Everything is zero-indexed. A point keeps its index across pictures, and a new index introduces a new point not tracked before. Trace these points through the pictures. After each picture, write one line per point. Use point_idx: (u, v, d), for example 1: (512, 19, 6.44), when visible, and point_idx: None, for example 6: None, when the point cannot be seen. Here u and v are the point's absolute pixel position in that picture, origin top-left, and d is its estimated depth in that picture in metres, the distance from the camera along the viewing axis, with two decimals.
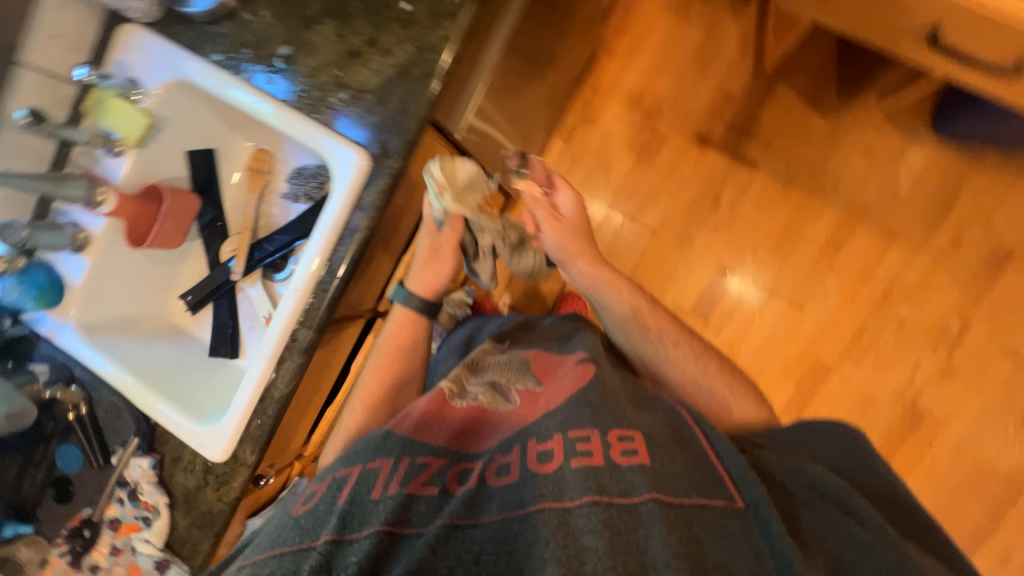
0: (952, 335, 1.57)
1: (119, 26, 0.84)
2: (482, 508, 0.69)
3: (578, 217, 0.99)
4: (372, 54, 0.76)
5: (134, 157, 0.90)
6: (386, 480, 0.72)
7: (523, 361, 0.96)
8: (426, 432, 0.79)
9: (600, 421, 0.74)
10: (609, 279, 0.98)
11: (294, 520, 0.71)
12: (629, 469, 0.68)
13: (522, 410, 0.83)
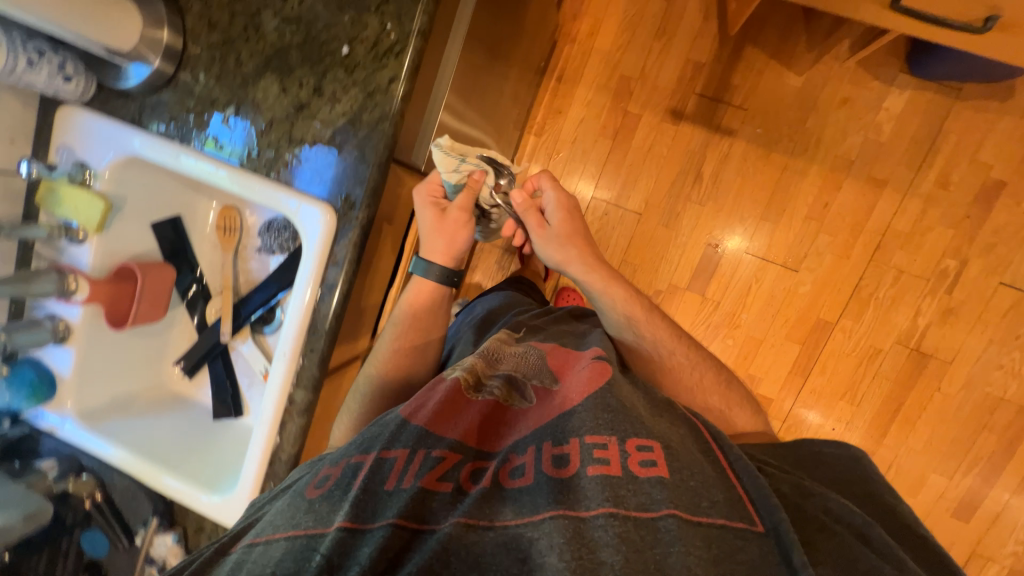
0: (951, 277, 1.55)
1: (57, 110, 0.81)
2: (500, 507, 0.64)
3: (566, 218, 0.96)
4: (319, 105, 0.73)
5: (98, 240, 0.87)
6: (402, 471, 0.67)
7: (539, 356, 0.87)
8: (443, 424, 0.73)
9: (619, 426, 0.67)
10: (603, 284, 0.97)
11: (307, 503, 0.67)
12: (649, 483, 0.62)
13: (537, 413, 0.76)
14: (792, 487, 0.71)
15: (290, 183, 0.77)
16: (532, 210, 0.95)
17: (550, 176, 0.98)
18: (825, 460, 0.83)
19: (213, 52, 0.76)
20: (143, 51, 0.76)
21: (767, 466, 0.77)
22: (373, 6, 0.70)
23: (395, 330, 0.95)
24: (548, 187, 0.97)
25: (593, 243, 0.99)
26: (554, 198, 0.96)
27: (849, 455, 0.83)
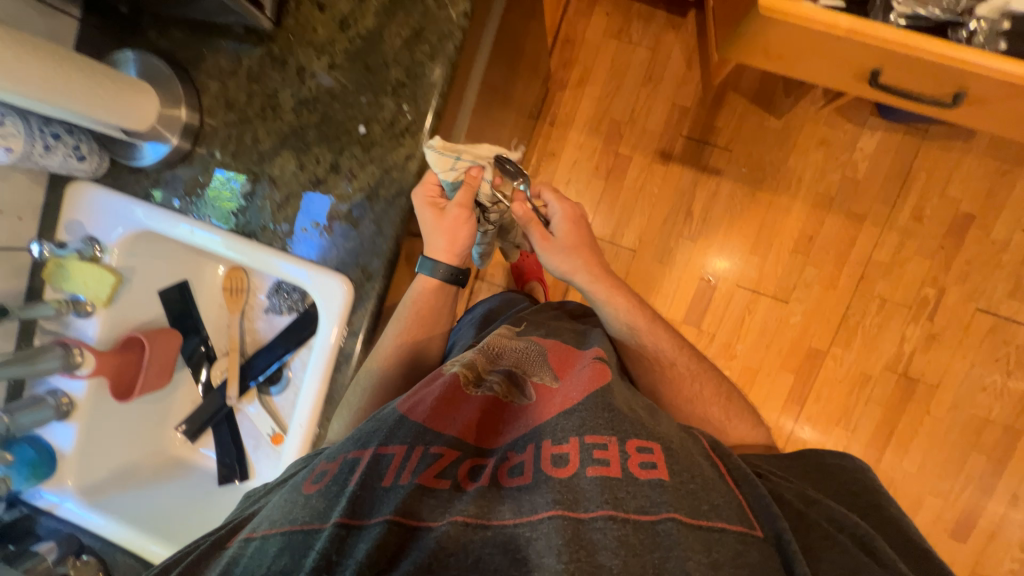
0: (932, 304, 1.63)
1: (68, 186, 0.81)
2: (496, 504, 0.64)
3: (574, 228, 0.98)
4: (336, 180, 0.75)
5: (105, 312, 0.86)
6: (399, 467, 0.67)
7: (540, 350, 0.86)
8: (441, 420, 0.73)
9: (619, 427, 0.69)
10: (605, 294, 1.00)
11: (305, 498, 0.67)
12: (648, 485, 0.63)
13: (535, 408, 0.76)
14: (800, 497, 0.74)
15: (307, 255, 0.78)
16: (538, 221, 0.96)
17: (555, 188, 0.96)
18: (828, 467, 0.85)
19: (229, 129, 0.78)
20: (160, 128, 0.77)
21: (767, 473, 0.79)
22: (390, 87, 0.73)
23: (397, 325, 0.79)
24: (552, 199, 0.97)
25: (598, 252, 1.01)
26: (560, 210, 0.97)
27: (854, 466, 0.84)
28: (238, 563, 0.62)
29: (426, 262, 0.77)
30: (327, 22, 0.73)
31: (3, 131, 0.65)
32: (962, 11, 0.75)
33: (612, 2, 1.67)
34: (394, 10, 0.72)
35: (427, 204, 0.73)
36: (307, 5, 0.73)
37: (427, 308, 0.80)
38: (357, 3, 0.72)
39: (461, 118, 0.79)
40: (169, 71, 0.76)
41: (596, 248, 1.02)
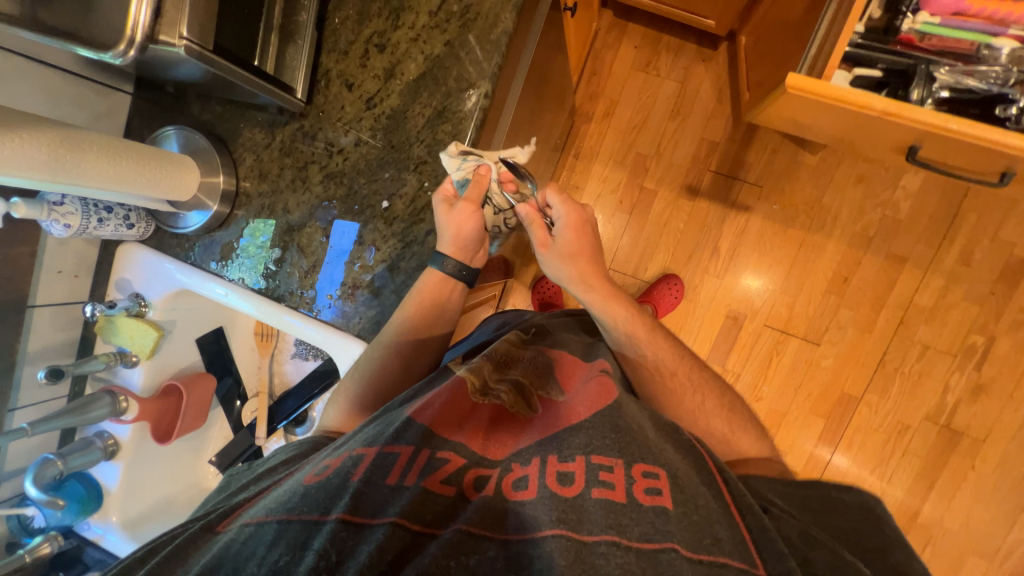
0: (979, 353, 1.53)
1: (117, 248, 0.88)
2: (503, 520, 0.57)
3: (577, 238, 0.81)
4: (358, 251, 0.78)
5: (147, 362, 0.93)
6: (406, 467, 0.61)
7: (546, 362, 0.81)
8: (444, 424, 0.67)
9: (627, 450, 0.61)
10: (604, 305, 0.84)
11: (303, 488, 0.59)
12: (653, 513, 0.56)
13: (541, 421, 0.70)
14: (800, 536, 0.60)
15: (332, 322, 0.82)
16: (538, 223, 0.80)
17: (560, 190, 0.79)
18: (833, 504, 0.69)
19: (262, 198, 0.82)
20: (200, 195, 0.81)
21: (772, 506, 0.67)
22: (413, 164, 0.75)
23: (402, 313, 0.75)
24: (557, 201, 0.80)
25: (601, 260, 0.86)
26: (564, 215, 0.80)
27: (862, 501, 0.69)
28: (224, 558, 0.53)
29: (435, 251, 0.74)
30: (355, 100, 0.76)
31: (63, 210, 0.72)
32: (1012, 84, 0.71)
33: (640, 34, 1.65)
34: (419, 88, 0.73)
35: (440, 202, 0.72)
36: (337, 83, 0.76)
37: (433, 303, 0.76)
38: (383, 82, 0.74)
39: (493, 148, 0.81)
40: (206, 143, 0.80)
41: (600, 256, 0.86)
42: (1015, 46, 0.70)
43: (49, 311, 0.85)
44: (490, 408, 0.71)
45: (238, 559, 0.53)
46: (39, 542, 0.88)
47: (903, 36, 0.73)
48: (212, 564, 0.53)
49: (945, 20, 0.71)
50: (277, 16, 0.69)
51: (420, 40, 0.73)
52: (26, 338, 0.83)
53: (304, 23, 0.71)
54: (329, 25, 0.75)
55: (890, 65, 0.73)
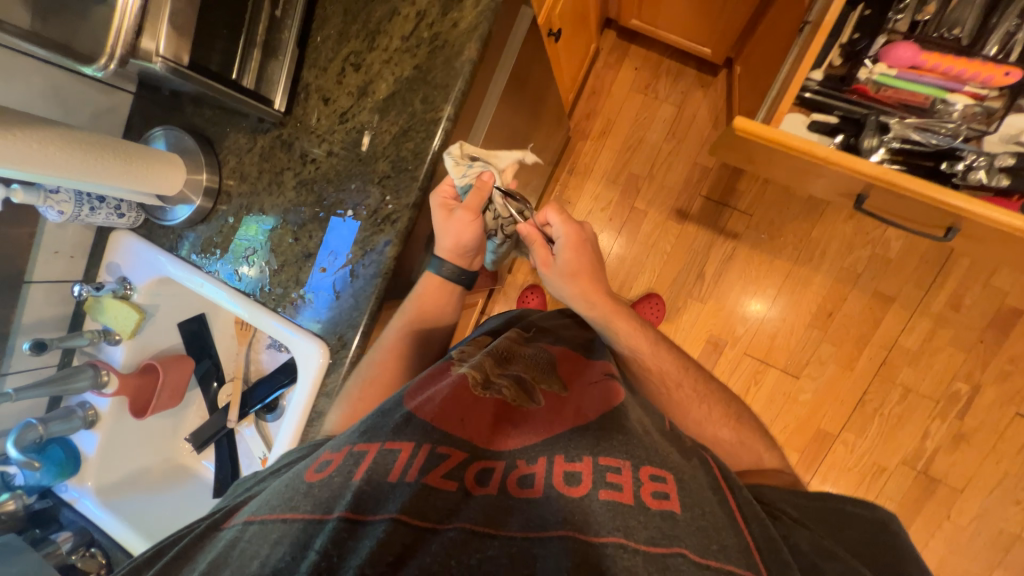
0: (962, 401, 1.51)
1: (109, 234, 0.94)
2: (510, 518, 0.58)
3: (577, 257, 0.84)
4: (322, 255, 0.83)
5: (130, 341, 1.00)
6: (407, 463, 0.62)
7: (549, 360, 0.87)
8: (449, 420, 0.69)
9: (635, 451, 0.65)
10: (607, 319, 0.88)
11: (304, 486, 0.60)
12: (662, 517, 0.57)
13: (548, 414, 0.74)
14: (810, 548, 0.61)
15: (293, 319, 0.87)
16: (539, 244, 0.84)
17: (560, 209, 0.82)
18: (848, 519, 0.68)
19: (241, 198, 0.88)
20: (186, 192, 0.87)
21: (783, 516, 0.67)
22: (377, 177, 0.79)
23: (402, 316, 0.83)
24: (557, 221, 0.83)
25: (604, 276, 0.88)
26: (564, 234, 0.82)
27: (876, 518, 0.69)
28: (228, 558, 0.55)
29: (434, 259, 0.83)
30: (330, 113, 0.81)
31: (58, 198, 0.79)
32: (965, 138, 0.71)
33: (642, 57, 1.68)
34: (388, 107, 0.78)
35: (440, 205, 0.79)
36: (315, 97, 0.81)
37: (431, 303, 0.84)
38: (356, 99, 0.79)
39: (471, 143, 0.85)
40: (194, 145, 0.86)
41: (602, 272, 0.89)
42: (971, 103, 0.71)
43: (43, 288, 0.92)
44: (492, 402, 0.74)
45: (242, 557, 0.55)
46: (6, 499, 0.95)
47: (858, 85, 0.74)
48: (216, 563, 0.54)
49: (902, 73, 0.72)
50: (261, 33, 0.74)
51: (391, 62, 0.77)
52: (21, 310, 0.90)
53: (286, 41, 0.77)
54: (311, 42, 0.81)
55: (845, 113, 0.75)
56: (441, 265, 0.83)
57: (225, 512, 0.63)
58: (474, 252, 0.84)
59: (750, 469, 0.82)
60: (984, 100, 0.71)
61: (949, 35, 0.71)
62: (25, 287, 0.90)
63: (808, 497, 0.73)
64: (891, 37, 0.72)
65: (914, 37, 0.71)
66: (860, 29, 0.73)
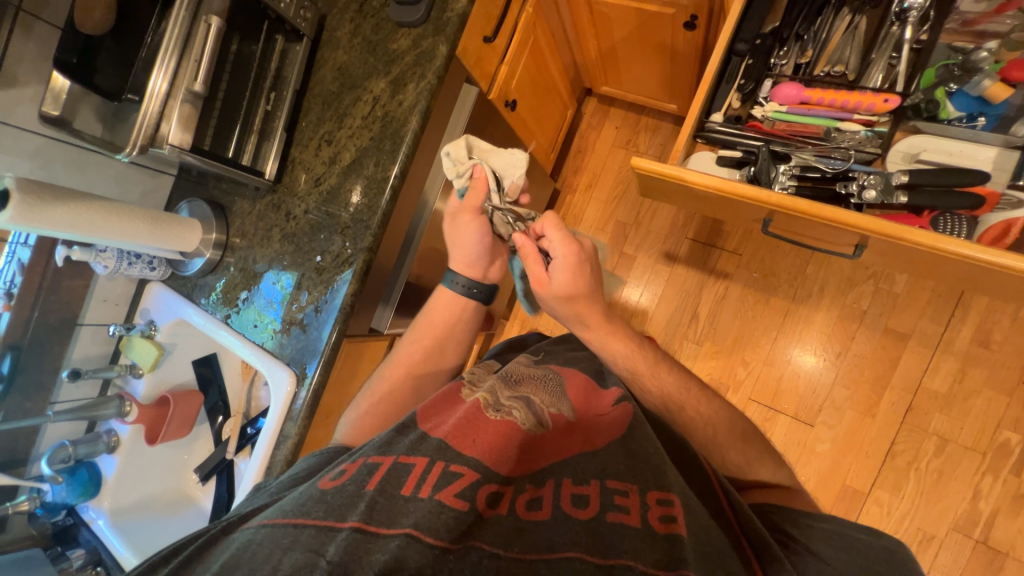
0: (1014, 454, 1.31)
1: (147, 285, 1.15)
2: (518, 541, 0.56)
3: (572, 278, 0.79)
4: (298, 295, 0.98)
5: (150, 375, 1.18)
6: (421, 478, 0.59)
7: (559, 386, 0.83)
8: (462, 438, 0.64)
9: (642, 476, 0.64)
10: (605, 342, 0.86)
11: (318, 494, 0.59)
12: (668, 542, 0.56)
13: (555, 441, 0.70)
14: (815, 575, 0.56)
15: (271, 350, 1.00)
16: (533, 257, 0.80)
17: (558, 225, 0.80)
18: (848, 542, 0.62)
19: (242, 252, 1.06)
20: (200, 247, 1.07)
21: (790, 543, 0.62)
22: (340, 228, 0.95)
23: (418, 345, 0.91)
24: (555, 236, 0.79)
25: (602, 294, 0.84)
26: (561, 254, 0.78)
27: (878, 549, 0.62)
28: (241, 560, 0.52)
29: (448, 274, 0.92)
30: (307, 181, 0.99)
31: (104, 256, 1.00)
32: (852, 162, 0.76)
33: (621, 116, 1.79)
34: (350, 172, 0.95)
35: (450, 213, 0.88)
36: (298, 169, 1.01)
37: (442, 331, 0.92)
38: (328, 167, 0.97)
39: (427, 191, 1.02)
40: (210, 212, 1.08)
41: (602, 293, 0.84)
42: (863, 129, 0.76)
43: (90, 329, 1.14)
44: (501, 423, 0.68)
45: (256, 561, 0.52)
46: (22, 500, 1.09)
47: (753, 122, 0.81)
48: (230, 562, 0.52)
49: (793, 108, 0.78)
50: (257, 123, 0.96)
51: (354, 136, 0.95)
52: (71, 347, 1.12)
53: (275, 127, 0.98)
54: (298, 127, 1.02)
55: (746, 148, 0.80)
56: (454, 280, 0.91)
57: (242, 513, 0.61)
58: (485, 263, 0.90)
59: (768, 496, 0.74)
60: (874, 125, 0.76)
61: (834, 72, 0.78)
62: (77, 328, 1.12)
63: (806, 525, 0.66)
64: (778, 79, 0.80)
65: (798, 78, 0.78)
66: (749, 77, 0.81)
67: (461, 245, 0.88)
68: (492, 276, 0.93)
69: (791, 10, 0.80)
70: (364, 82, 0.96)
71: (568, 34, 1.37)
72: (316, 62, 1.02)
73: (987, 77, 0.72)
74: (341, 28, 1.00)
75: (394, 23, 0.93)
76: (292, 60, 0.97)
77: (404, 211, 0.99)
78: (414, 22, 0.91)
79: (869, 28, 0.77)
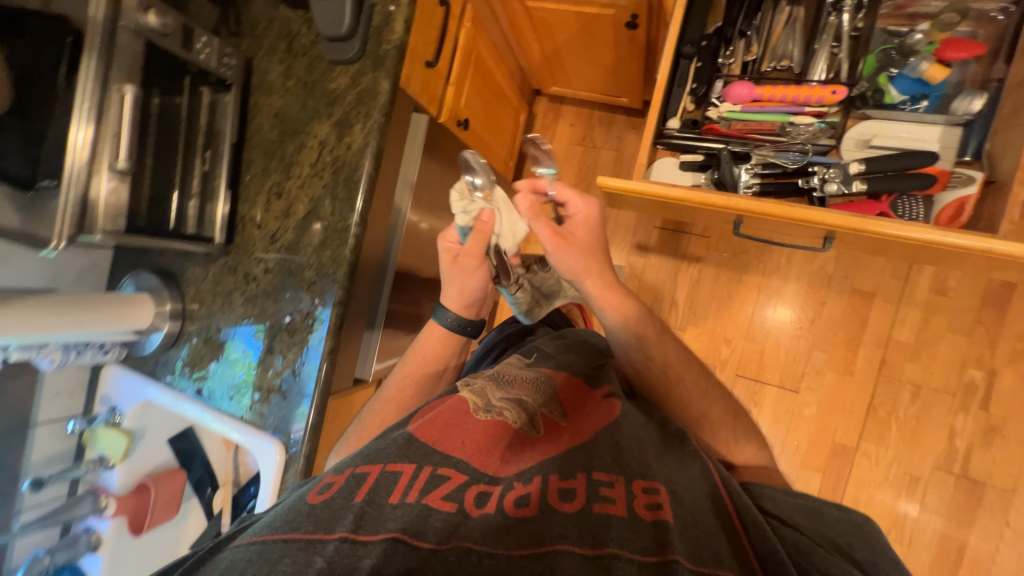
0: (980, 390, 1.40)
1: (101, 370, 1.07)
2: (505, 536, 0.53)
3: (590, 231, 0.78)
4: (270, 361, 0.93)
5: (122, 465, 1.08)
6: (408, 484, 0.59)
7: (550, 379, 0.81)
8: (448, 441, 0.65)
9: (625, 466, 0.63)
10: (615, 304, 0.82)
11: (306, 507, 0.56)
12: (655, 527, 0.55)
13: (546, 436, 0.68)
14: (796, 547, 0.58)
15: (252, 420, 0.95)
16: (544, 217, 0.77)
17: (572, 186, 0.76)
18: (824, 516, 0.65)
19: (203, 320, 0.99)
20: (156, 321, 0.99)
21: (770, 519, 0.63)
22: (306, 285, 0.90)
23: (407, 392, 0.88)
24: (571, 197, 0.76)
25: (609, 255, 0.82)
26: (581, 208, 0.77)
27: (853, 519, 0.65)
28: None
29: (440, 308, 0.90)
30: (262, 238, 0.93)
31: (48, 351, 0.89)
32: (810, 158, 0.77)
33: (574, 113, 1.77)
34: (307, 224, 0.90)
35: (446, 250, 0.85)
36: (251, 227, 0.95)
37: (433, 352, 0.91)
38: (282, 221, 0.92)
39: (394, 234, 1.02)
40: (159, 282, 1.01)
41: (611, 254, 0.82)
42: (816, 121, 0.77)
43: (47, 428, 1.05)
44: (490, 421, 0.69)
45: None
46: None
47: (710, 125, 0.81)
48: None
49: (746, 107, 0.79)
50: (197, 184, 0.89)
51: (305, 185, 0.90)
52: (28, 451, 1.02)
53: (218, 186, 0.91)
54: (242, 181, 0.95)
55: (707, 151, 0.81)
56: (446, 315, 0.89)
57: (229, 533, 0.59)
58: (480, 302, 0.90)
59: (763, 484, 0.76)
60: (826, 116, 0.77)
61: (780, 67, 0.79)
62: (31, 429, 1.03)
63: (788, 495, 0.69)
64: (727, 79, 0.80)
65: (747, 76, 0.78)
66: (698, 80, 0.81)
67: (460, 284, 0.86)
68: (484, 313, 0.94)
69: (732, 9, 0.80)
70: (307, 127, 0.90)
71: (510, 40, 1.34)
72: (250, 110, 0.95)
73: (924, 60, 0.74)
74: (271, 70, 0.93)
75: (329, 61, 0.87)
76: (223, 112, 0.90)
77: (371, 253, 0.95)
78: (350, 59, 0.85)
79: (807, 18, 0.78)
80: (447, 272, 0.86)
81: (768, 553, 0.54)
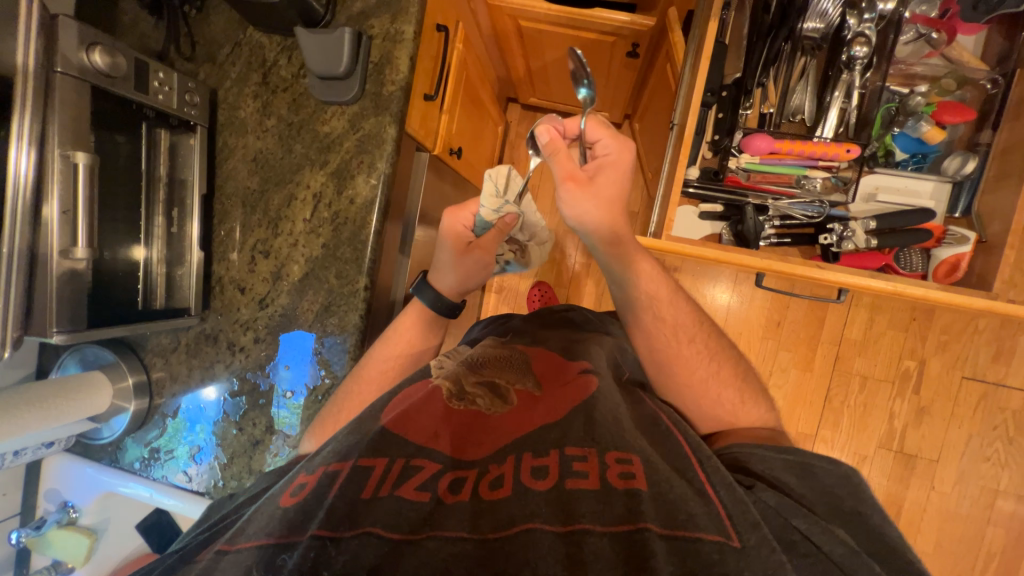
0: (914, 377, 1.61)
1: (41, 462, 0.91)
2: (481, 521, 0.51)
3: (617, 179, 0.69)
4: (272, 438, 0.81)
5: (85, 565, 0.96)
6: (380, 478, 0.56)
7: (523, 359, 0.79)
8: (417, 429, 0.63)
9: (599, 438, 0.61)
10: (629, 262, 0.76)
11: (278, 510, 0.53)
12: (626, 495, 0.54)
13: (518, 415, 0.67)
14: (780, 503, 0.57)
15: None
16: (565, 155, 0.68)
17: (608, 124, 0.68)
18: (813, 469, 0.64)
19: (178, 397, 0.85)
20: (119, 401, 0.83)
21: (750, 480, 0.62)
22: (311, 355, 0.79)
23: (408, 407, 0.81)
24: (603, 135, 0.69)
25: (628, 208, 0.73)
26: (609, 149, 0.68)
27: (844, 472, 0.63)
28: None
29: (422, 283, 0.83)
30: (249, 302, 0.81)
31: None
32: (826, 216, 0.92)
33: None
34: (305, 288, 0.79)
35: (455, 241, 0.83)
36: (230, 288, 0.81)
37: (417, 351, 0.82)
38: (272, 284, 0.80)
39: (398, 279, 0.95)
40: (113, 355, 0.84)
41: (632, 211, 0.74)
42: (827, 174, 0.89)
43: None
44: (464, 409, 0.67)
45: None
46: None
47: (730, 175, 0.91)
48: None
49: (764, 159, 0.89)
50: (160, 249, 0.75)
51: (299, 244, 0.79)
52: None
53: (188, 247, 0.77)
54: (216, 236, 0.81)
55: (727, 202, 0.94)
56: (429, 292, 0.83)
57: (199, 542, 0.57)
58: (471, 282, 0.86)
59: None
60: (834, 171, 0.89)
61: (793, 119, 0.90)
62: None
63: (778, 450, 0.68)
64: (747, 130, 0.89)
65: (767, 129, 0.87)
66: (719, 131, 0.89)
67: (464, 273, 0.84)
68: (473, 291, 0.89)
69: (750, 61, 0.86)
70: (296, 176, 0.79)
71: (494, 54, 1.26)
72: (219, 154, 0.81)
73: (925, 121, 0.89)
74: (243, 105, 0.79)
75: (319, 100, 0.76)
76: (188, 159, 0.76)
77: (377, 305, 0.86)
78: (347, 101, 0.75)
79: (818, 73, 0.88)
80: (452, 258, 0.84)
81: (736, 506, 0.53)
